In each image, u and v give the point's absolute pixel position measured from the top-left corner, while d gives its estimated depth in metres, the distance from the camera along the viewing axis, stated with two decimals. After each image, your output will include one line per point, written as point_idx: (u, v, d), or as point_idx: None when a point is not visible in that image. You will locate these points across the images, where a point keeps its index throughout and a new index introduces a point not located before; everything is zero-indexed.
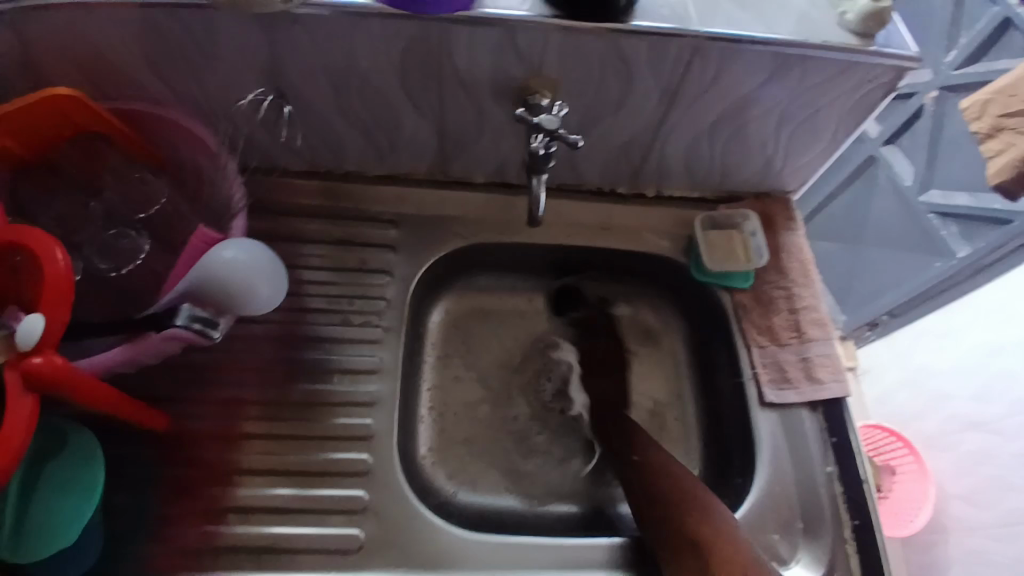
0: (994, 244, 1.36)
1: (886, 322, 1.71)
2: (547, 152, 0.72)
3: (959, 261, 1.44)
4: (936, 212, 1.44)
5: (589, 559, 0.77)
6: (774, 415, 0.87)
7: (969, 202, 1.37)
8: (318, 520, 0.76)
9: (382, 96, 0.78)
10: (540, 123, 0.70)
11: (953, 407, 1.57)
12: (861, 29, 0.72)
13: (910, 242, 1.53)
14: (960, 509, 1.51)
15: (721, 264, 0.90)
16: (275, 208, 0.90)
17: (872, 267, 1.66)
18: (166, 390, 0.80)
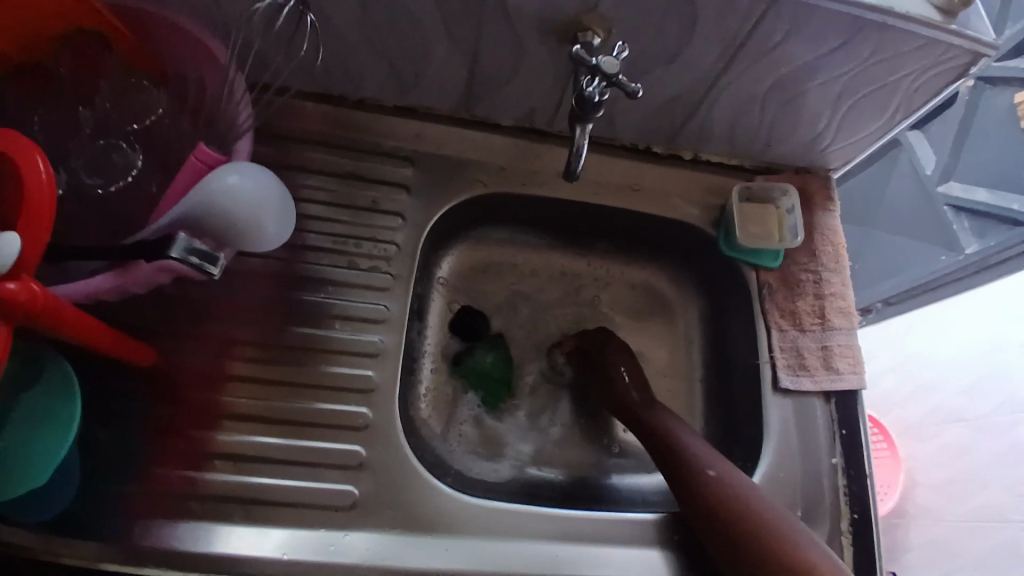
0: (1006, 243, 1.31)
1: (879, 310, 1.65)
2: (601, 100, 0.65)
3: (967, 257, 1.36)
4: (952, 206, 1.36)
5: (596, 533, 0.74)
6: (786, 402, 0.83)
7: (989, 199, 1.30)
8: (310, 474, 0.72)
9: (414, 22, 0.69)
10: (598, 64, 0.64)
11: (938, 399, 1.59)
12: (945, 3, 0.66)
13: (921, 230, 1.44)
14: (926, 497, 1.53)
15: (755, 242, 0.85)
16: (282, 133, 0.82)
17: (873, 253, 1.57)
18: (152, 322, 0.74)
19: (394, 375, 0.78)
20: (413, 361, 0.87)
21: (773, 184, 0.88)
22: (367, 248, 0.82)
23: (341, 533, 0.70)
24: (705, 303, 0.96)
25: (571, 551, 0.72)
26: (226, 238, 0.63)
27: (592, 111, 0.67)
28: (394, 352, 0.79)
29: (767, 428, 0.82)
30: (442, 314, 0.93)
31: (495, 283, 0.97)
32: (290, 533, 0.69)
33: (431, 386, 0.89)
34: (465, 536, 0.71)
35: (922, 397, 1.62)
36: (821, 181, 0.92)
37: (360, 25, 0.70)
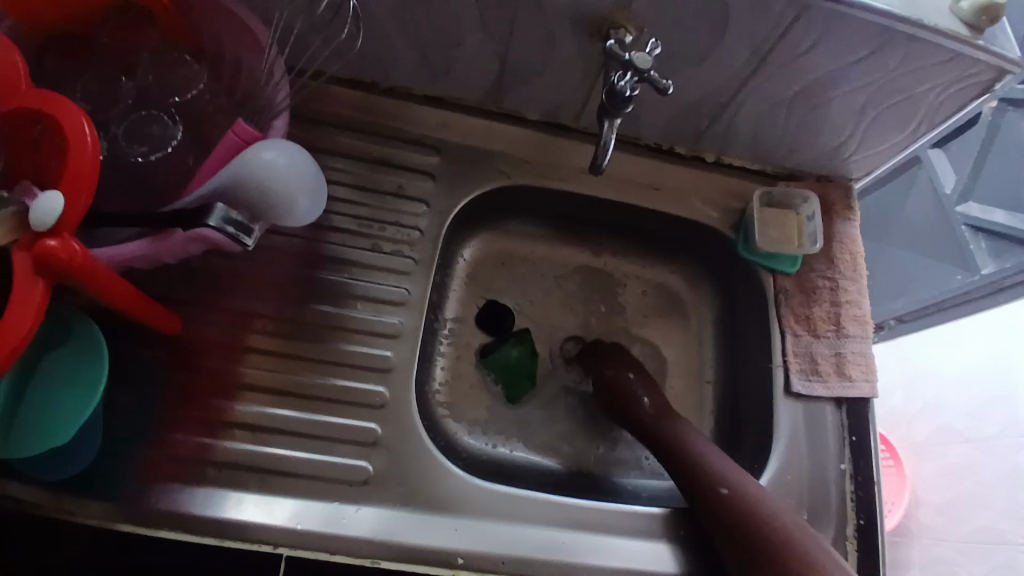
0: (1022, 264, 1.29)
1: (891, 328, 1.62)
2: (630, 94, 0.67)
3: (980, 279, 1.36)
4: (970, 225, 1.36)
5: (602, 522, 0.75)
6: (797, 406, 0.83)
7: (1006, 220, 1.30)
8: (325, 447, 0.73)
9: (450, 14, 0.71)
10: (630, 58, 0.65)
11: (946, 419, 1.58)
12: (972, 18, 0.66)
13: (937, 249, 1.45)
14: (929, 517, 1.51)
15: (773, 247, 0.86)
16: (314, 116, 0.84)
17: (888, 271, 1.57)
18: (179, 292, 0.76)
19: (411, 356, 0.79)
20: (429, 345, 0.88)
21: (794, 191, 0.89)
22: (393, 233, 0.84)
23: (354, 507, 0.71)
24: (720, 306, 0.97)
25: (577, 539, 0.73)
26: (258, 212, 0.65)
27: (620, 106, 0.68)
28: (412, 334, 0.80)
29: (777, 429, 0.82)
30: (462, 300, 0.94)
31: (514, 274, 0.97)
32: (303, 504, 0.71)
33: (444, 370, 0.90)
34: (474, 518, 0.73)
35: (932, 415, 1.59)
36: (841, 190, 0.93)
37: (398, 14, 0.72)
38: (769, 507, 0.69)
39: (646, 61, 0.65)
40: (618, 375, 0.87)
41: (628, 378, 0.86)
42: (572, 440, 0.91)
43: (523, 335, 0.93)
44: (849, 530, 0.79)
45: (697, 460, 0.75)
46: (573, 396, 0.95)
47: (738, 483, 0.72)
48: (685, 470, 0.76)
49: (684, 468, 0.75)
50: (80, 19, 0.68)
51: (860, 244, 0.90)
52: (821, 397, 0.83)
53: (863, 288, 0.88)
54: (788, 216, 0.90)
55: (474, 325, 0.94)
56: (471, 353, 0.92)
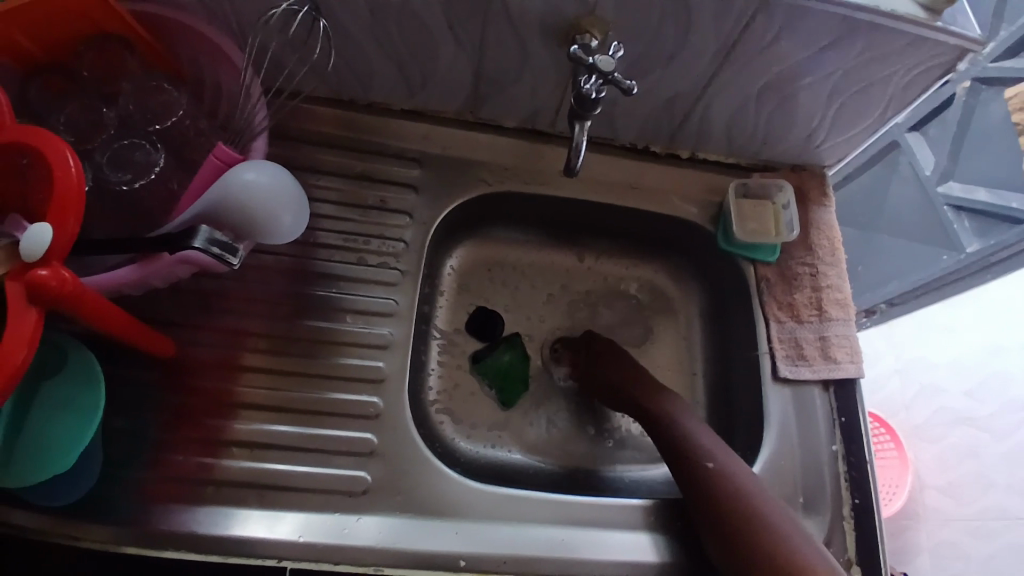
0: (1005, 243, 1.31)
1: (883, 312, 1.65)
2: (597, 97, 0.68)
3: (967, 256, 1.38)
4: (952, 205, 1.38)
5: (599, 518, 0.76)
6: (786, 391, 0.85)
7: (988, 198, 1.32)
8: (322, 459, 0.74)
9: (422, 27, 0.73)
10: (595, 63, 0.67)
11: (944, 400, 1.59)
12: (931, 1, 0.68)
13: (923, 232, 1.47)
14: (935, 499, 1.51)
15: (753, 237, 0.88)
16: (296, 136, 0.86)
17: (879, 256, 1.60)
18: (171, 315, 0.77)
19: (402, 364, 0.80)
20: (422, 353, 0.89)
21: (769, 180, 0.91)
22: (380, 246, 0.85)
23: (354, 517, 0.72)
24: (706, 300, 0.99)
25: (575, 535, 0.74)
26: (243, 231, 0.66)
27: (590, 107, 0.70)
28: (403, 343, 0.82)
29: (767, 416, 0.83)
30: (453, 307, 0.96)
31: (503, 279, 0.99)
32: (304, 517, 0.71)
33: (439, 377, 0.91)
34: (474, 522, 0.73)
35: (929, 396, 1.61)
36: (816, 178, 0.95)
37: (371, 30, 0.73)
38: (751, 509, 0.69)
39: (609, 65, 0.66)
40: (604, 377, 0.88)
41: (617, 375, 0.87)
42: (568, 439, 0.92)
43: (513, 338, 0.94)
44: (845, 512, 0.80)
45: (685, 436, 0.77)
46: (567, 396, 0.95)
47: (730, 473, 0.73)
48: (677, 463, 0.76)
49: (673, 444, 0.78)
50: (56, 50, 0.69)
51: (838, 230, 0.92)
52: (809, 383, 0.85)
53: (843, 273, 0.90)
54: (766, 207, 0.91)
55: (466, 331, 0.95)
56: (465, 360, 0.94)
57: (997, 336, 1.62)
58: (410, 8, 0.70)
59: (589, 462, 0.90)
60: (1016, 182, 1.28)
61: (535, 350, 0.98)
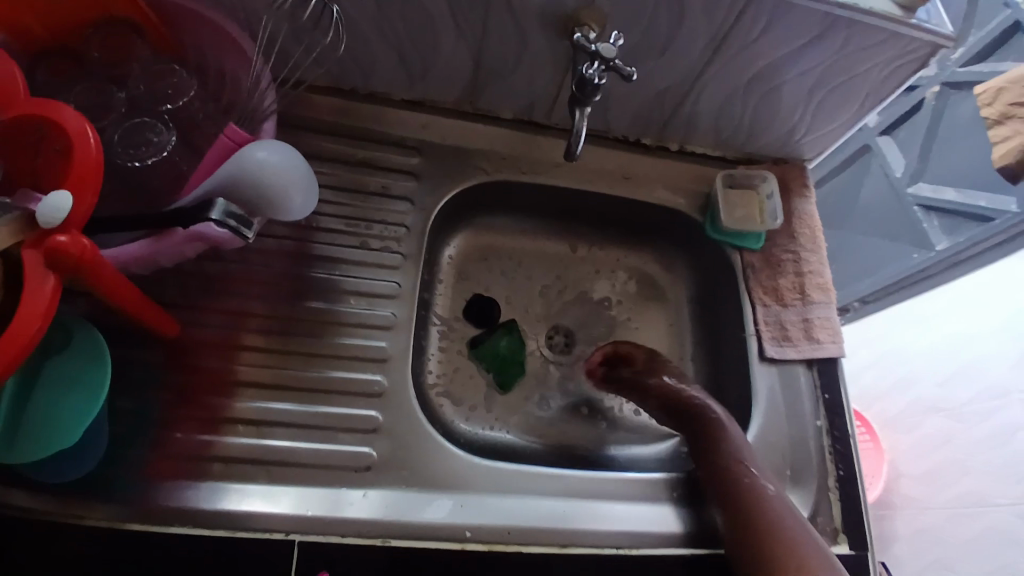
0: (975, 239, 1.37)
1: (857, 309, 1.75)
2: (600, 83, 0.72)
3: (937, 254, 1.45)
4: (922, 205, 1.45)
5: (599, 490, 0.79)
6: (772, 370, 0.89)
7: (957, 197, 1.38)
8: (327, 436, 0.76)
9: (426, 17, 0.75)
10: (597, 50, 0.70)
11: (918, 391, 1.66)
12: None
13: (894, 232, 1.54)
14: (909, 487, 1.58)
15: (738, 224, 0.92)
16: (299, 124, 0.87)
17: (852, 254, 1.68)
18: (175, 295, 0.78)
19: (404, 345, 0.82)
20: (422, 336, 0.91)
21: (753, 171, 0.94)
22: (381, 230, 0.87)
23: (358, 492, 0.73)
24: (694, 287, 1.02)
25: (575, 507, 0.77)
26: (255, 208, 0.68)
27: (589, 94, 0.74)
28: (405, 325, 0.83)
29: (754, 393, 0.87)
30: (451, 293, 0.98)
31: (499, 268, 1.02)
32: (302, 493, 0.72)
33: (437, 360, 0.93)
34: (478, 495, 0.76)
35: (905, 389, 1.68)
36: (797, 170, 1.00)
37: (377, 20, 0.76)
38: (768, 508, 0.72)
39: (608, 50, 0.70)
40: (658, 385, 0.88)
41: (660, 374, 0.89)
42: (564, 421, 0.95)
43: (510, 324, 0.96)
44: (830, 483, 0.83)
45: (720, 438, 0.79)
46: (562, 380, 0.98)
47: (757, 474, 0.75)
48: (706, 456, 0.79)
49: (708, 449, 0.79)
50: (67, 33, 0.71)
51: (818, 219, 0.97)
52: (794, 362, 0.89)
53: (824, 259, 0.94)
54: (752, 195, 0.96)
55: (463, 317, 0.97)
56: (462, 345, 0.96)
57: (971, 326, 1.64)
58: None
59: (586, 443, 0.93)
60: (979, 181, 1.34)
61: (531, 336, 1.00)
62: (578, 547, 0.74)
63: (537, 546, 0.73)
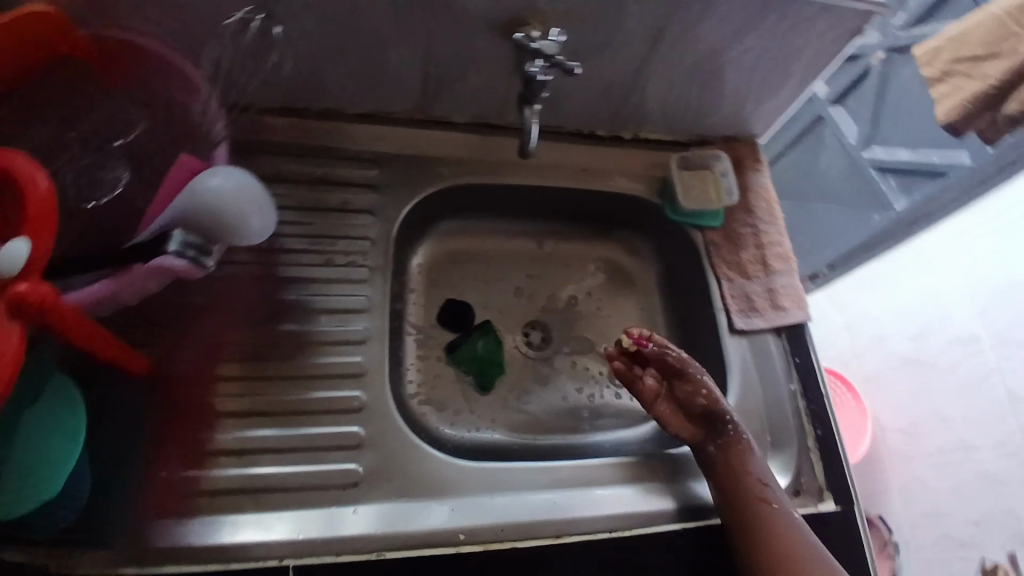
0: (928, 197, 1.40)
1: (825, 277, 1.70)
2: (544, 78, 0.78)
3: (896, 214, 1.48)
4: (879, 167, 1.50)
5: (588, 478, 0.80)
6: (743, 341, 0.91)
7: (910, 156, 1.42)
8: (312, 457, 0.76)
9: (372, 31, 0.76)
10: (539, 48, 0.75)
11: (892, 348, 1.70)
12: None
13: (853, 197, 1.59)
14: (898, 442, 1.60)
15: (695, 203, 0.95)
16: (252, 147, 0.86)
17: (815, 225, 1.72)
18: (144, 332, 0.77)
19: (381, 357, 0.83)
20: (398, 346, 0.91)
21: (706, 152, 0.97)
22: (346, 246, 0.87)
23: (349, 508, 0.74)
24: (662, 269, 1.04)
25: (566, 496, 0.78)
26: (214, 237, 0.68)
27: (536, 90, 0.80)
28: (380, 338, 0.84)
29: (728, 365, 0.89)
30: (423, 301, 0.98)
31: (468, 270, 1.02)
32: (295, 516, 0.72)
33: (416, 368, 0.93)
34: (469, 497, 0.76)
35: (881, 347, 1.71)
36: (749, 147, 1.03)
37: (322, 37, 0.76)
38: (800, 538, 0.73)
39: (551, 49, 0.75)
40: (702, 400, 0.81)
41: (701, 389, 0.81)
42: (549, 415, 0.95)
43: (485, 325, 0.97)
44: (810, 444, 0.86)
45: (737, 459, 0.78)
46: (542, 374, 0.99)
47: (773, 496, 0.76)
48: (734, 481, 0.77)
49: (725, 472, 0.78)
50: None
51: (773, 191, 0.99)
52: (764, 332, 0.91)
53: (782, 229, 0.97)
54: (707, 174, 0.98)
55: (439, 323, 0.97)
56: (440, 350, 0.96)
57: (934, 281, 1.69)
58: (359, 12, 0.73)
59: (572, 434, 0.94)
60: (930, 139, 1.38)
61: (507, 335, 1.01)
62: (571, 535, 0.75)
63: (533, 539, 0.74)
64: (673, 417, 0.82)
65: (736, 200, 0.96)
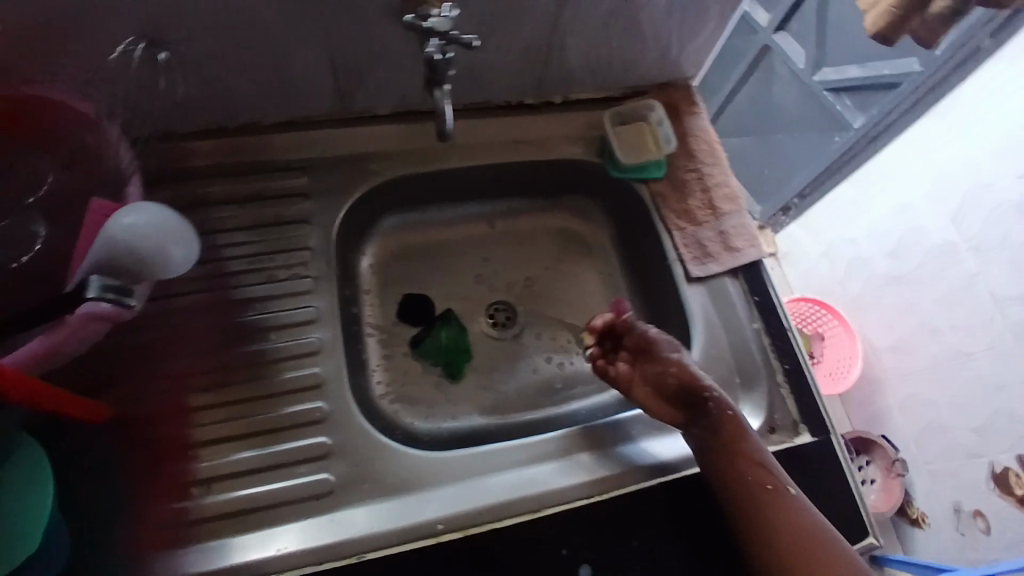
0: (885, 110, 1.36)
1: (798, 207, 1.70)
2: (443, 57, 0.75)
3: (855, 132, 1.44)
4: (831, 88, 1.48)
5: (556, 449, 0.81)
6: (701, 288, 0.90)
7: (860, 72, 1.40)
8: (286, 473, 0.76)
9: (273, 36, 0.74)
10: (432, 25, 0.71)
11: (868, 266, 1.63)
12: None
13: (812, 122, 1.56)
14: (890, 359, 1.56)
15: (635, 158, 0.93)
16: (177, 175, 0.85)
17: (780, 154, 1.69)
18: (104, 376, 0.76)
19: (340, 362, 0.83)
20: (359, 349, 0.91)
21: (639, 103, 0.96)
22: (290, 259, 0.86)
23: (328, 516, 0.74)
24: (615, 229, 1.03)
25: (539, 471, 0.79)
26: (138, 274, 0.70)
27: (442, 69, 0.77)
28: (336, 344, 0.84)
29: (690, 315, 0.88)
30: (380, 300, 0.98)
31: (423, 263, 1.02)
32: (284, 530, 0.72)
33: (383, 370, 0.93)
34: (444, 485, 0.77)
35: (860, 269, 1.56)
36: (682, 92, 1.01)
37: (225, 51, 0.74)
38: (796, 510, 0.69)
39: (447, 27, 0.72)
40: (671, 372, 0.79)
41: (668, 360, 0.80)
42: (522, 392, 0.96)
43: (446, 316, 0.97)
44: (778, 380, 0.85)
45: (733, 438, 0.73)
46: (512, 352, 0.99)
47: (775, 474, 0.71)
48: (732, 460, 0.72)
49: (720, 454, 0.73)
50: None
51: (711, 132, 0.98)
52: (720, 278, 0.91)
53: (727, 169, 0.96)
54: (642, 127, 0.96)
55: (400, 320, 0.97)
56: (404, 347, 0.96)
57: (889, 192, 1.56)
58: (256, 19, 0.72)
59: (548, 407, 0.94)
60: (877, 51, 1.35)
61: (472, 319, 1.01)
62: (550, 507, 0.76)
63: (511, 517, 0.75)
64: (649, 396, 0.80)
65: (675, 147, 0.95)
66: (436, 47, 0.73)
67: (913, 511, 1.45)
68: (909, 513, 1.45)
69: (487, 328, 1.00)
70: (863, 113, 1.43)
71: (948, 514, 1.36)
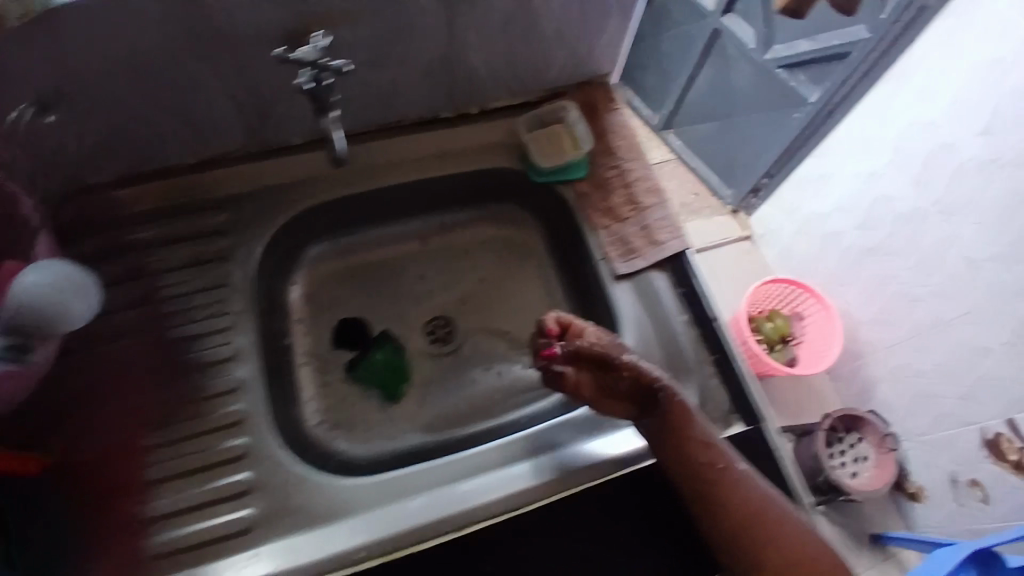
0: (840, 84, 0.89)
1: (768, 187, 1.11)
2: (320, 85, 0.70)
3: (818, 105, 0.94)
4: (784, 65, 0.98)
5: (505, 456, 0.75)
6: (627, 285, 0.91)
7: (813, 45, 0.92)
8: (212, 513, 0.70)
9: (145, 63, 0.68)
10: (301, 56, 0.67)
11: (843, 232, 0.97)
12: None
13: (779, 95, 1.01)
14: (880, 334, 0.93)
15: (555, 162, 0.95)
16: (86, 223, 0.78)
17: (760, 142, 1.09)
18: (40, 427, 0.70)
19: (264, 396, 0.77)
20: (291, 384, 0.88)
21: (554, 106, 0.97)
22: (210, 286, 0.80)
23: (252, 554, 0.68)
24: (543, 231, 1.04)
25: (478, 482, 0.72)
26: (44, 331, 0.64)
27: (325, 96, 0.73)
28: (255, 378, 0.77)
29: (623, 320, 0.89)
30: (312, 329, 0.95)
31: (356, 284, 0.99)
32: (221, 565, 0.67)
33: (316, 401, 0.90)
34: (377, 509, 0.71)
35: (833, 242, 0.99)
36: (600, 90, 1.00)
37: (118, 86, 0.69)
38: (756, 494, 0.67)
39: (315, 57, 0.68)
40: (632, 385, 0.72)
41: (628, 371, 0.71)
42: (463, 403, 0.96)
43: (382, 339, 0.96)
44: (709, 370, 0.87)
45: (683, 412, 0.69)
46: (448, 369, 0.98)
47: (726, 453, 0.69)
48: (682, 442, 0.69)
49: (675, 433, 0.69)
50: None
51: (625, 127, 0.99)
52: (651, 280, 0.91)
53: (641, 168, 0.97)
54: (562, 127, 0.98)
55: (334, 348, 0.95)
56: (341, 374, 0.94)
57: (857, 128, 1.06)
58: (130, 44, 0.65)
59: (493, 415, 0.94)
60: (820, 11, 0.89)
61: (407, 339, 1.00)
62: (477, 523, 0.70)
63: (448, 532, 0.70)
64: (610, 401, 0.74)
65: (588, 146, 0.97)
66: (307, 78, 0.69)
67: (910, 482, 0.93)
68: (904, 486, 0.94)
69: (424, 348, 1.00)
70: (822, 84, 0.94)
71: (943, 484, 0.88)
